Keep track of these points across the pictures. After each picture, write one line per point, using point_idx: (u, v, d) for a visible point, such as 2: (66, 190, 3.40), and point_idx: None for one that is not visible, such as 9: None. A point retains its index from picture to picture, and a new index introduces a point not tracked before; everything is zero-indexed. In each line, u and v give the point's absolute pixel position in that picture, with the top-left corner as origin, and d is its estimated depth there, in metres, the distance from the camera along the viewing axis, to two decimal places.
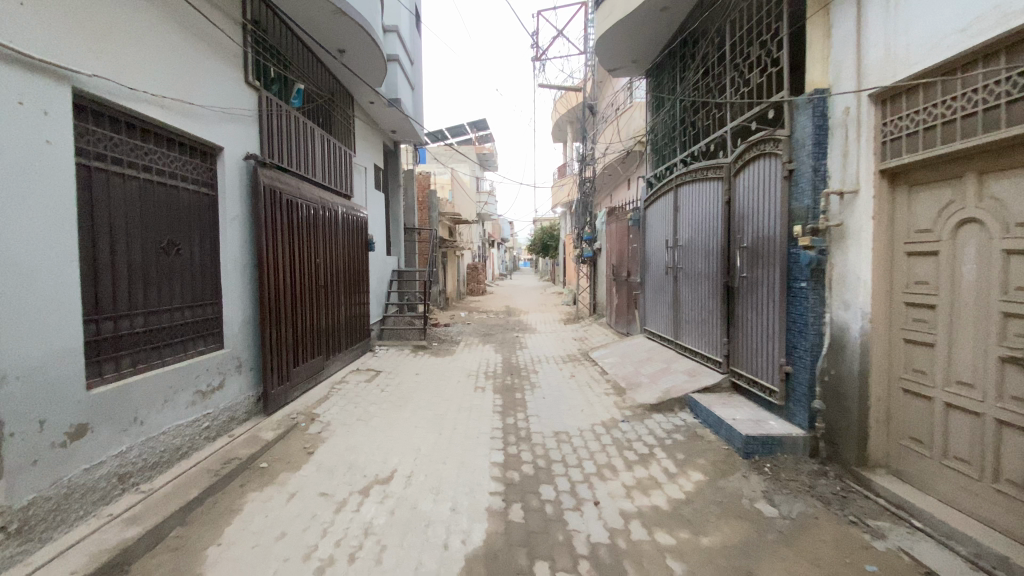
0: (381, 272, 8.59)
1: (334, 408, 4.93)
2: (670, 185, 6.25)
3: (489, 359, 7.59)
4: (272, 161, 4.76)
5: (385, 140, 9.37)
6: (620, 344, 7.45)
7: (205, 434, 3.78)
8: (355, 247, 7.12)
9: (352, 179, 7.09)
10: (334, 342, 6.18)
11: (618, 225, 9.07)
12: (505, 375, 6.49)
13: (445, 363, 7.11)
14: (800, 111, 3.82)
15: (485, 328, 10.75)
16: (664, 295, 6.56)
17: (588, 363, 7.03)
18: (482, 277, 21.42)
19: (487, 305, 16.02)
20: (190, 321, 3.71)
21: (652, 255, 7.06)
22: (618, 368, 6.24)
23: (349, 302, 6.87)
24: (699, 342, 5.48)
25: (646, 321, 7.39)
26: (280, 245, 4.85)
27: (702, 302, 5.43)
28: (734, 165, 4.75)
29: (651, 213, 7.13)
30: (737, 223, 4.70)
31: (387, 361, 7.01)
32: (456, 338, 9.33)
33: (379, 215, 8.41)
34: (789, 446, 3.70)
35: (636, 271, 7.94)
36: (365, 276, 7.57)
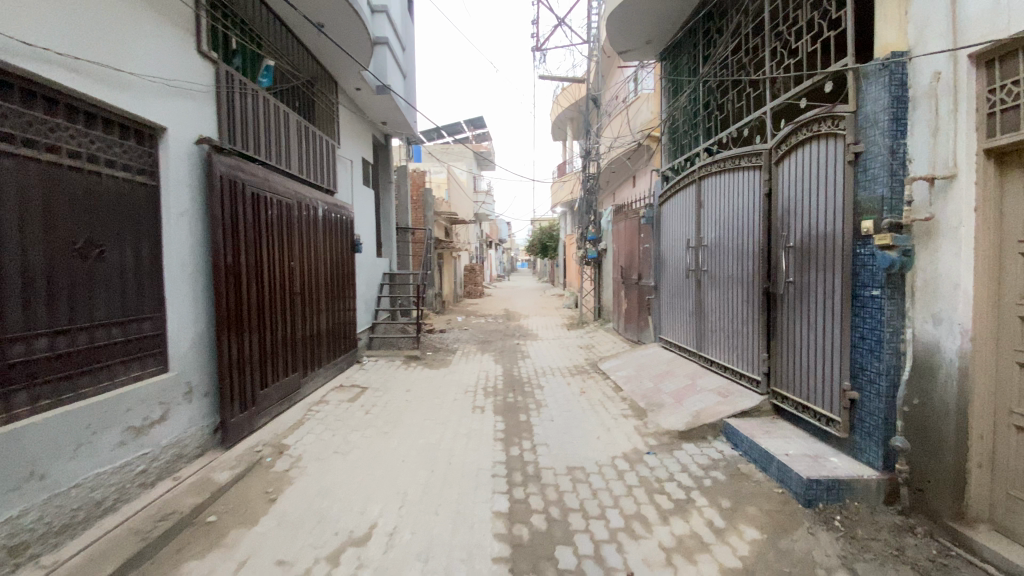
0: (370, 275, 7.85)
1: (309, 436, 4.21)
2: (692, 178, 5.54)
3: (488, 371, 6.86)
4: (233, 147, 4.02)
5: (375, 133, 8.63)
6: (632, 355, 6.74)
7: (138, 480, 3.05)
8: (340, 248, 6.39)
9: (334, 172, 6.35)
10: (314, 356, 5.44)
11: (626, 225, 8.35)
12: (507, 391, 5.77)
13: (440, 377, 6.37)
14: (871, 81, 3.11)
15: (483, 335, 10.02)
16: (684, 302, 5.85)
17: (599, 377, 6.31)
18: (480, 279, 20.72)
19: (486, 308, 15.30)
20: (118, 342, 2.99)
21: (669, 257, 6.34)
22: (635, 384, 5.52)
23: (333, 310, 6.14)
24: (730, 356, 4.77)
25: (661, 329, 6.67)
26: (245, 246, 4.11)
27: (734, 311, 4.72)
28: (777, 151, 4.03)
29: (666, 210, 6.42)
30: (781, 219, 3.98)
31: (376, 375, 6.27)
32: (452, 346, 8.60)
33: (367, 212, 7.66)
34: (861, 492, 3.00)
35: (648, 274, 7.22)
36: (351, 280, 6.84)
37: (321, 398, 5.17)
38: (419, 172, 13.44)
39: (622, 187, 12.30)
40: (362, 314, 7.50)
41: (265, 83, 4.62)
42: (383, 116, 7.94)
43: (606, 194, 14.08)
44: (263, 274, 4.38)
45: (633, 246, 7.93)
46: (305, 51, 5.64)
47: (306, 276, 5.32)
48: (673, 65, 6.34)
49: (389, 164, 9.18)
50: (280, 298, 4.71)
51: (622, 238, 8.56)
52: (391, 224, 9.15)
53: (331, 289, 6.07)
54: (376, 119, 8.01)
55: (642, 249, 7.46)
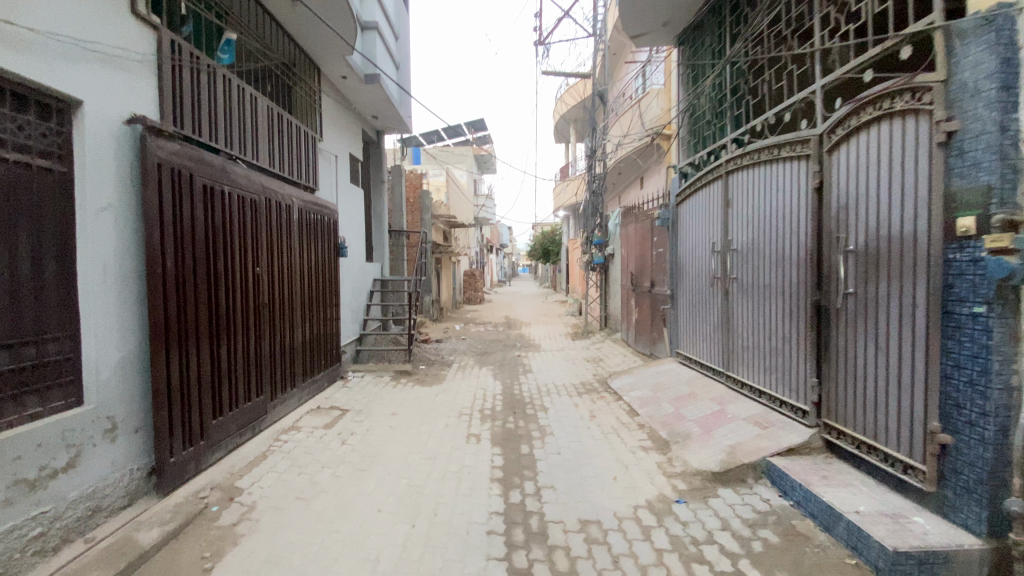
0: (359, 281, 7.18)
1: (269, 476, 3.52)
2: (717, 173, 4.87)
3: (486, 388, 6.17)
4: (179, 131, 3.36)
5: (367, 129, 7.95)
6: (646, 371, 6.05)
7: (34, 547, 2.37)
8: (322, 251, 5.71)
9: (315, 166, 5.68)
10: (286, 375, 4.76)
11: (636, 226, 7.67)
12: (506, 414, 5.07)
13: (432, 396, 5.67)
14: (969, 41, 2.44)
15: (481, 345, 9.32)
16: (707, 314, 5.18)
17: (610, 396, 5.61)
18: (479, 284, 20.04)
19: (486, 316, 14.63)
20: (6, 371, 2.33)
21: (690, 262, 5.65)
22: (653, 408, 4.82)
23: (313, 320, 5.48)
24: (767, 379, 4.08)
25: (679, 343, 5.97)
26: (195, 248, 3.43)
27: (772, 326, 4.03)
28: (830, 137, 3.36)
29: (686, 210, 5.74)
30: (837, 218, 3.30)
31: (361, 395, 5.58)
32: (447, 359, 7.89)
33: (355, 212, 6.99)
34: (963, 568, 2.31)
35: (663, 281, 6.53)
36: (335, 288, 6.16)
37: (293, 424, 4.49)
38: (415, 173, 12.75)
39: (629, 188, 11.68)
40: (349, 324, 6.81)
41: (226, 60, 3.96)
42: (374, 109, 7.26)
43: (612, 196, 13.42)
44: (220, 281, 3.71)
45: (644, 251, 7.23)
46: (279, 30, 4.97)
47: (278, 283, 4.65)
48: (693, 48, 5.66)
49: (381, 162, 8.50)
50: (243, 310, 4.04)
51: (632, 241, 7.88)
52: (383, 226, 8.46)
53: (311, 298, 5.41)
54: (367, 112, 7.33)
55: (656, 253, 6.76)
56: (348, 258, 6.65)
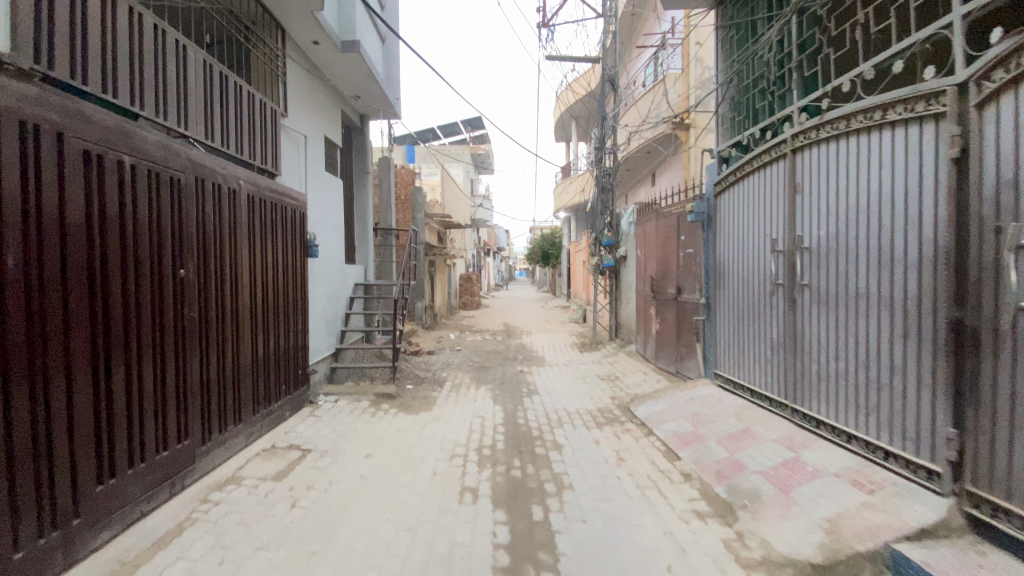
0: (336, 285, 6.08)
1: (174, 567, 2.44)
2: (778, 151, 3.84)
3: (483, 415, 5.11)
4: (45, 69, 2.31)
5: (348, 112, 6.88)
6: (677, 395, 4.99)
7: None
8: (285, 249, 4.62)
9: (277, 146, 4.61)
10: (231, 410, 3.67)
11: (657, 223, 6.59)
12: (511, 454, 4.02)
13: (417, 428, 4.58)
14: None
15: (478, 358, 8.21)
16: (762, 330, 4.13)
17: (637, 428, 4.57)
18: (475, 289, 19.03)
19: (483, 323, 13.60)
20: None
21: (734, 265, 4.62)
22: (699, 450, 3.76)
23: (273, 334, 4.39)
24: (865, 422, 3.04)
25: (718, 362, 4.93)
26: (72, 239, 2.36)
27: (870, 350, 3.00)
28: (982, 85, 2.34)
29: (728, 202, 4.71)
30: (998, 200, 2.27)
31: (329, 427, 4.49)
32: (438, 376, 6.79)
33: (331, 205, 5.89)
34: None
35: (695, 287, 5.48)
36: (303, 293, 5.07)
37: (233, 475, 3.41)
38: (406, 169, 11.64)
39: (642, 186, 10.87)
40: (322, 337, 5.71)
41: None
42: (354, 86, 6.17)
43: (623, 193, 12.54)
44: (116, 289, 2.63)
45: (669, 251, 6.15)
46: None
47: (219, 291, 3.57)
48: (739, 4, 4.63)
49: (365, 150, 7.44)
50: (160, 328, 2.96)
51: (651, 240, 6.79)
52: (367, 223, 7.35)
53: (268, 308, 4.31)
54: (346, 89, 6.24)
55: (686, 254, 5.69)
56: (321, 259, 5.56)
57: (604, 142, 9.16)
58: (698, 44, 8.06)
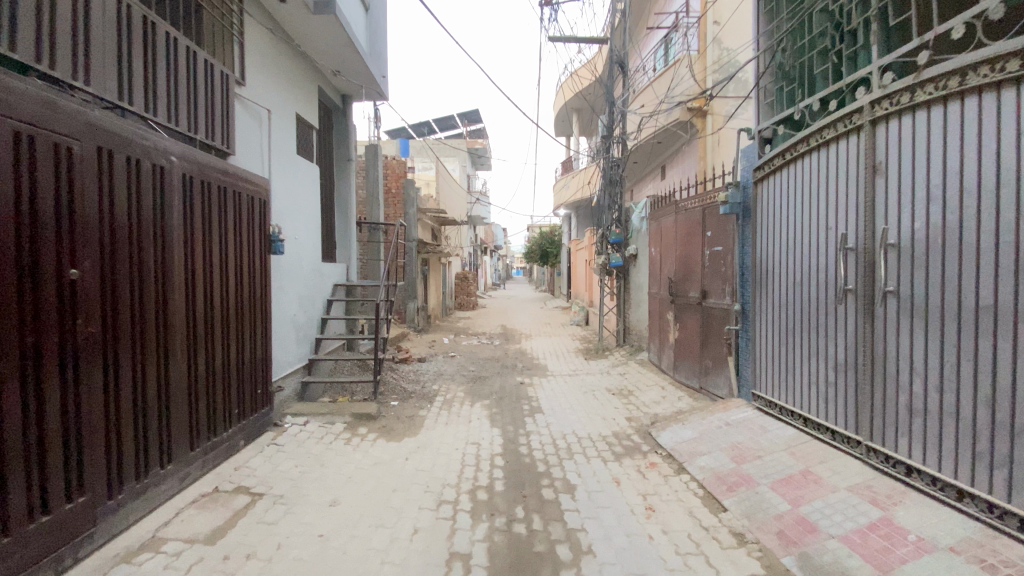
0: (308, 287, 5.26)
1: None
2: (850, 124, 3.07)
3: (479, 439, 4.33)
4: None
5: (328, 90, 6.06)
6: (709, 419, 4.20)
7: None
8: (239, 246, 3.80)
9: (231, 120, 3.80)
10: (157, 448, 2.87)
11: (676, 217, 5.78)
12: (513, 498, 3.24)
13: (398, 462, 3.78)
14: None
15: (473, 367, 7.39)
16: (820, 346, 3.38)
17: (663, 460, 3.79)
18: (472, 288, 18.25)
19: (480, 325, 12.83)
20: None
21: (780, 265, 3.84)
22: (751, 499, 2.98)
23: (225, 349, 3.58)
24: (988, 478, 2.27)
25: (758, 381, 4.15)
26: None
27: (998, 382, 2.23)
28: None
29: (773, 190, 3.94)
30: None
31: (291, 461, 3.69)
32: (427, 389, 5.98)
33: (301, 193, 5.07)
34: None
35: (725, 291, 4.71)
36: (268, 297, 4.27)
37: (152, 538, 2.62)
38: (396, 160, 10.77)
39: (650, 180, 10.21)
40: (291, 348, 4.89)
41: None
42: (331, 58, 5.36)
43: (629, 188, 11.80)
44: None
45: (692, 249, 5.35)
46: None
47: (141, 299, 2.78)
48: None
49: (348, 134, 6.61)
50: (38, 350, 2.16)
51: (669, 236, 5.97)
52: (348, 216, 6.53)
53: (218, 317, 3.51)
54: (323, 62, 5.41)
55: (715, 252, 4.91)
56: (289, 256, 4.74)
57: (611, 131, 8.32)
58: (716, 23, 7.33)
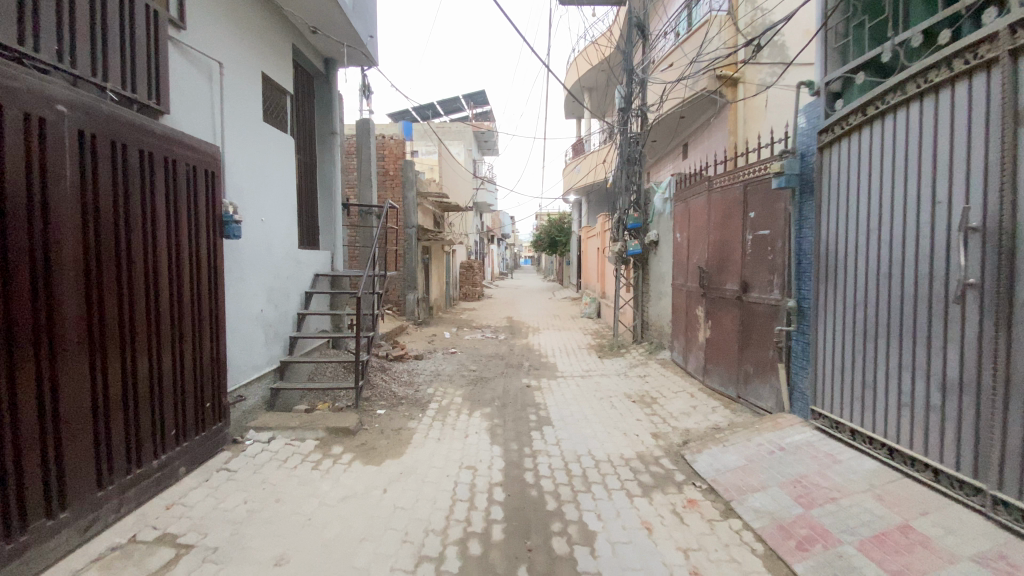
0: (280, 277, 4.52)
1: None
2: (980, 58, 2.23)
3: (475, 461, 3.59)
4: None
5: (307, 52, 5.25)
6: (758, 442, 3.41)
7: None
8: (174, 229, 3.03)
9: (163, 68, 3.02)
10: (39, 495, 2.15)
11: (710, 196, 4.94)
12: (514, 553, 2.49)
13: (373, 495, 3.04)
14: None
15: (474, 365, 6.65)
16: (917, 359, 2.57)
17: (704, 495, 3.03)
18: (477, 278, 17.51)
19: (485, 317, 12.11)
20: None
21: (853, 252, 3.03)
22: (834, 565, 2.21)
23: (153, 357, 2.85)
24: None
25: (820, 396, 3.36)
26: None
27: None
28: None
29: (846, 157, 3.10)
30: None
31: (239, 495, 2.97)
32: (420, 393, 5.25)
33: (268, 167, 4.30)
34: None
35: (775, 284, 3.89)
36: (221, 290, 3.53)
37: None
38: (394, 140, 9.93)
39: (673, 159, 9.38)
40: (258, 349, 4.16)
41: None
42: (306, 10, 4.54)
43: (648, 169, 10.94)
44: None
45: (732, 233, 4.51)
46: None
47: (8, 296, 2.04)
48: None
49: (332, 105, 5.81)
50: None
51: (700, 219, 5.14)
52: (333, 198, 5.77)
53: (141, 318, 2.76)
54: (296, 14, 4.60)
55: (762, 237, 4.08)
56: (251, 241, 4.00)
57: (629, 103, 7.39)
58: None
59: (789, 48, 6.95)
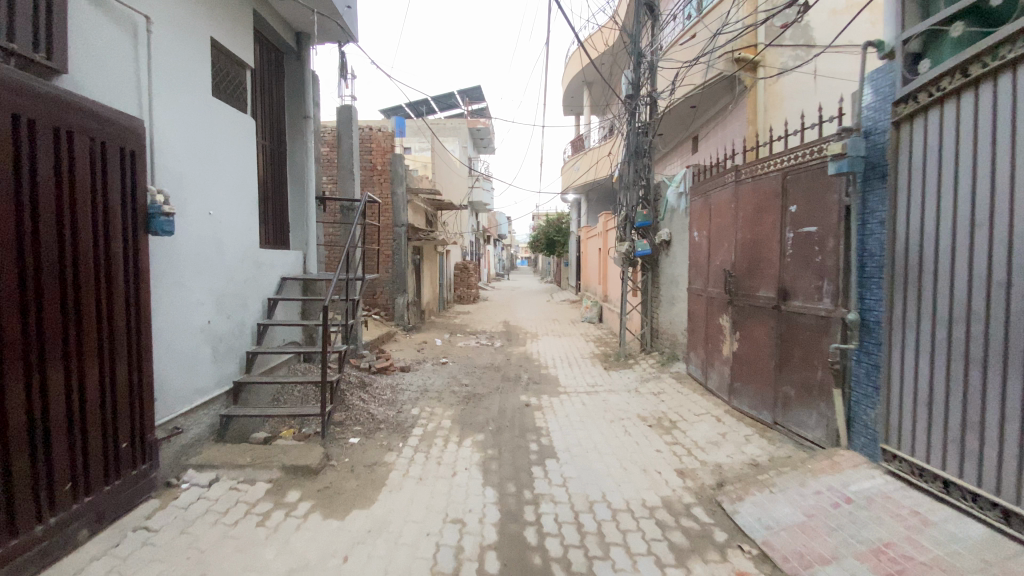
0: (235, 282, 3.81)
1: None
2: None
3: (462, 510, 2.90)
4: None
5: (274, 22, 4.54)
6: (814, 489, 2.75)
7: None
8: (71, 223, 2.32)
9: (58, 13, 2.32)
10: None
11: (736, 189, 4.28)
12: None
13: (328, 567, 2.35)
14: None
15: (467, 378, 5.96)
16: None
17: (757, 565, 2.35)
18: (472, 279, 16.82)
19: (480, 322, 11.43)
20: None
21: (947, 252, 2.36)
22: None
23: (34, 389, 2.14)
24: None
25: (894, 434, 2.69)
26: None
27: None
28: None
29: (937, 132, 2.43)
30: None
31: (152, 571, 2.27)
32: (402, 415, 4.55)
33: (217, 151, 3.62)
34: None
35: (828, 292, 3.23)
36: (149, 300, 2.81)
37: None
38: (383, 132, 9.21)
39: (683, 152, 8.75)
40: (204, 369, 3.46)
41: None
42: None
43: (657, 163, 10.33)
44: None
45: (765, 231, 3.86)
46: None
47: None
48: None
49: (304, 85, 5.09)
50: None
51: (725, 215, 4.47)
52: (306, 191, 5.06)
53: (15, 340, 2.05)
54: None
55: (807, 236, 3.43)
56: (193, 239, 3.30)
57: (638, 89, 6.64)
58: None
59: (814, 28, 6.35)
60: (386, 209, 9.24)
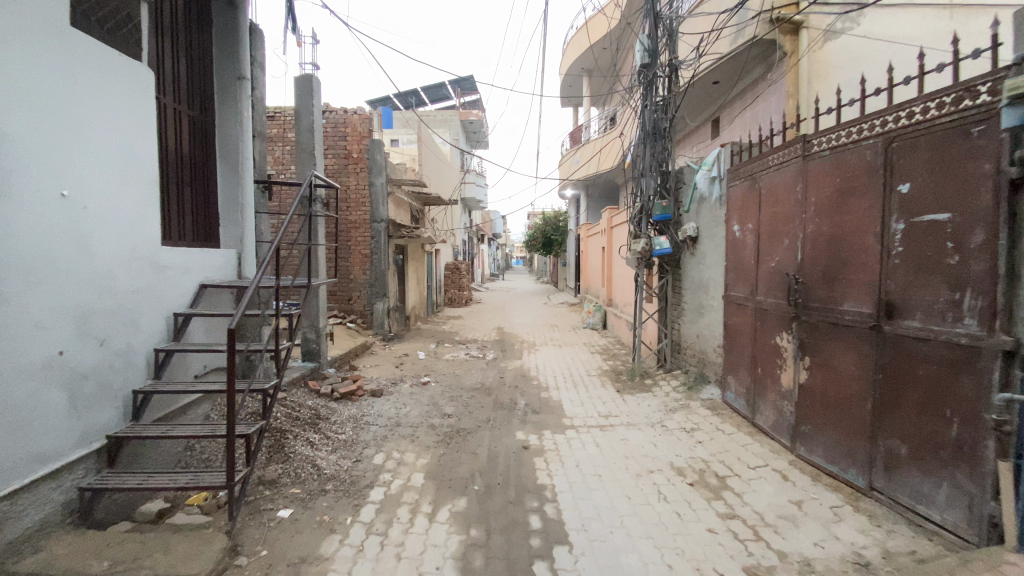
0: (114, 293, 2.70)
1: None
2: None
3: None
4: None
5: None
6: None
7: None
8: None
9: None
10: None
11: (803, 165, 3.22)
12: None
13: None
14: None
15: (451, 405, 4.85)
16: None
17: None
18: (465, 281, 15.70)
19: (471, 328, 10.34)
20: None
21: None
22: None
23: None
24: None
25: None
26: None
27: None
28: None
29: None
30: None
31: None
32: (361, 465, 3.45)
33: (78, 104, 2.50)
34: None
35: (975, 311, 2.17)
36: None
37: None
38: (359, 115, 8.09)
39: (707, 131, 7.69)
40: (53, 423, 2.35)
41: None
42: None
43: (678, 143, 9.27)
44: None
45: (855, 221, 2.80)
46: None
47: None
48: None
49: (241, 38, 3.96)
50: None
51: (785, 201, 3.41)
52: (240, 172, 3.95)
53: None
54: None
55: (930, 226, 2.38)
56: (23, 232, 2.18)
57: (655, 58, 5.48)
58: None
59: None
60: (362, 203, 8.10)
